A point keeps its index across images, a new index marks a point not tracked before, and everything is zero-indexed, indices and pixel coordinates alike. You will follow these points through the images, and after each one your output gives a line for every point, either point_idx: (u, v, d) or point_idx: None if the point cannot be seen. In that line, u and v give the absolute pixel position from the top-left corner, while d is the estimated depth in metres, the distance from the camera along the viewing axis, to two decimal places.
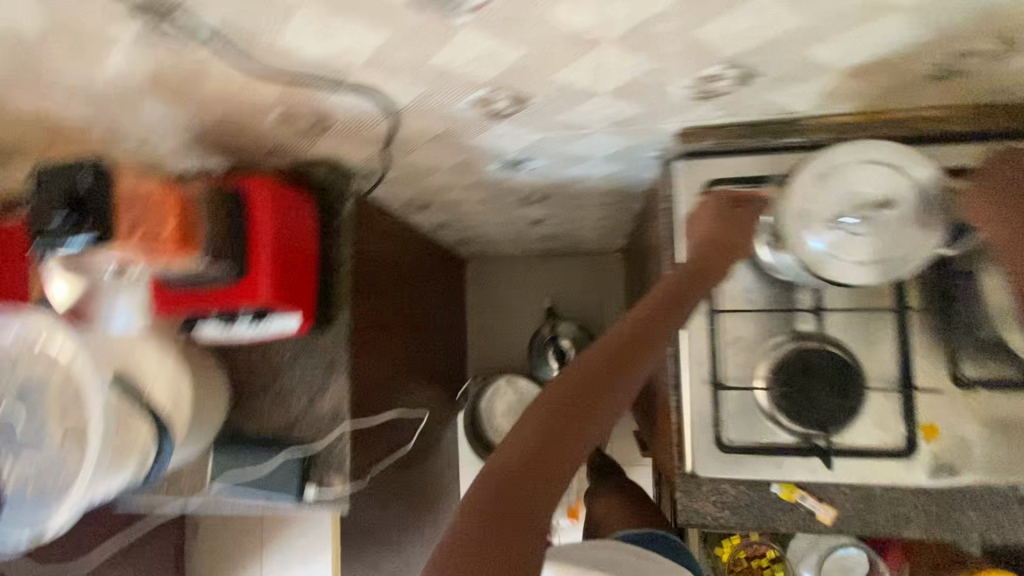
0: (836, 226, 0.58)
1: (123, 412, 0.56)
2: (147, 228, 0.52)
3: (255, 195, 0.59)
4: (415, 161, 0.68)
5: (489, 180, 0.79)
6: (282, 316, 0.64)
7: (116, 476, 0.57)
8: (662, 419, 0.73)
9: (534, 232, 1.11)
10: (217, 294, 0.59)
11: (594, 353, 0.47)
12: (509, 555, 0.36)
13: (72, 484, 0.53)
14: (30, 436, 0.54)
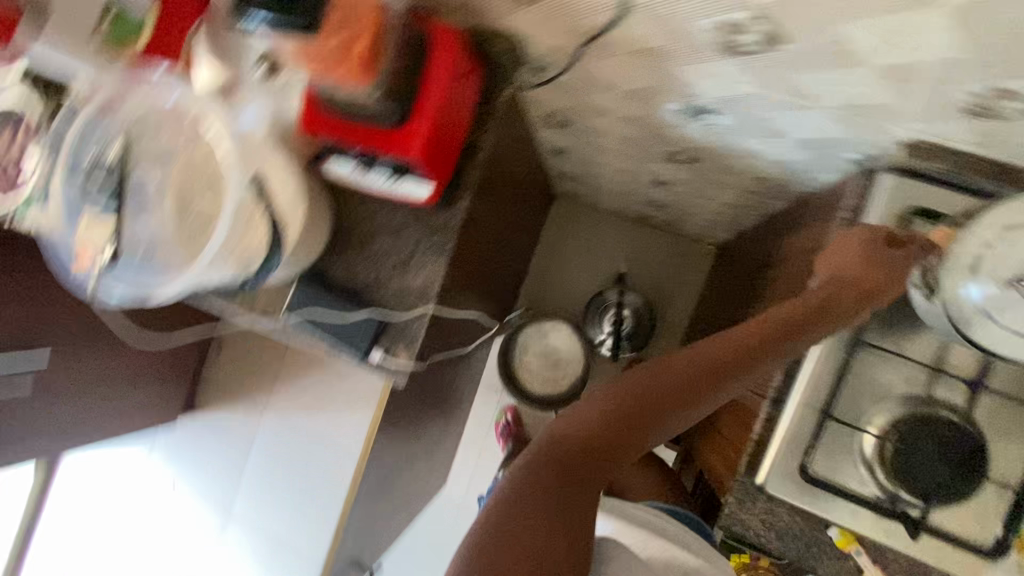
0: (1014, 289, 0.54)
1: (252, 216, 0.65)
2: (345, 38, 0.53)
3: (438, 53, 0.62)
4: (606, 71, 0.71)
5: (659, 121, 0.80)
6: (418, 180, 0.69)
7: (224, 268, 0.66)
8: (741, 432, 0.77)
9: (652, 191, 1.21)
10: (369, 132, 0.63)
11: (646, 397, 0.62)
12: (550, 547, 0.55)
13: (192, 260, 0.65)
14: (162, 203, 0.65)
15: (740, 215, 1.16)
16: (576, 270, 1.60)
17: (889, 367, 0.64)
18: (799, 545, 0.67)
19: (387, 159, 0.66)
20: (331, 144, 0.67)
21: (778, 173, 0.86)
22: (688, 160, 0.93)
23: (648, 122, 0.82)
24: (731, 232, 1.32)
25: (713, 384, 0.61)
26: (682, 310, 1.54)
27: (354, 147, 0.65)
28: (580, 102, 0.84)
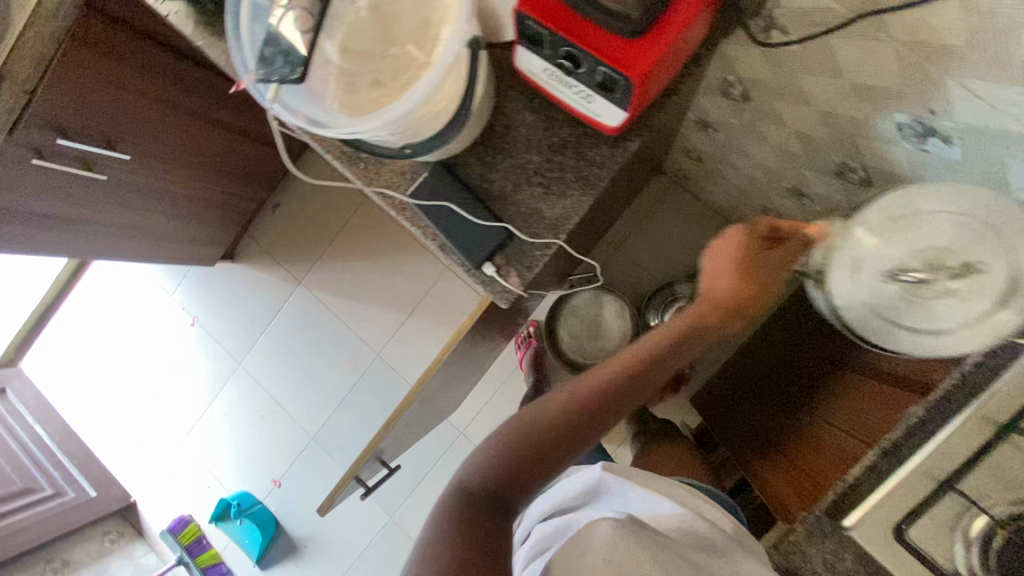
0: (891, 279, 0.65)
1: (454, 83, 0.57)
2: None
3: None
4: (848, 58, 0.64)
5: (866, 128, 0.73)
6: (614, 106, 0.62)
7: (408, 129, 0.59)
8: (826, 475, 0.78)
9: (782, 201, 1.14)
10: (596, 35, 0.56)
11: (552, 415, 0.64)
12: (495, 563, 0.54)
13: (375, 111, 0.56)
14: (356, 29, 0.56)
15: None
16: (654, 250, 1.55)
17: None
18: None
19: (598, 72, 0.58)
20: (542, 34, 0.59)
21: None
22: (857, 182, 0.87)
23: (849, 128, 0.75)
24: None
25: (615, 402, 0.66)
26: None
27: (569, 45, 0.58)
28: (783, 82, 0.77)
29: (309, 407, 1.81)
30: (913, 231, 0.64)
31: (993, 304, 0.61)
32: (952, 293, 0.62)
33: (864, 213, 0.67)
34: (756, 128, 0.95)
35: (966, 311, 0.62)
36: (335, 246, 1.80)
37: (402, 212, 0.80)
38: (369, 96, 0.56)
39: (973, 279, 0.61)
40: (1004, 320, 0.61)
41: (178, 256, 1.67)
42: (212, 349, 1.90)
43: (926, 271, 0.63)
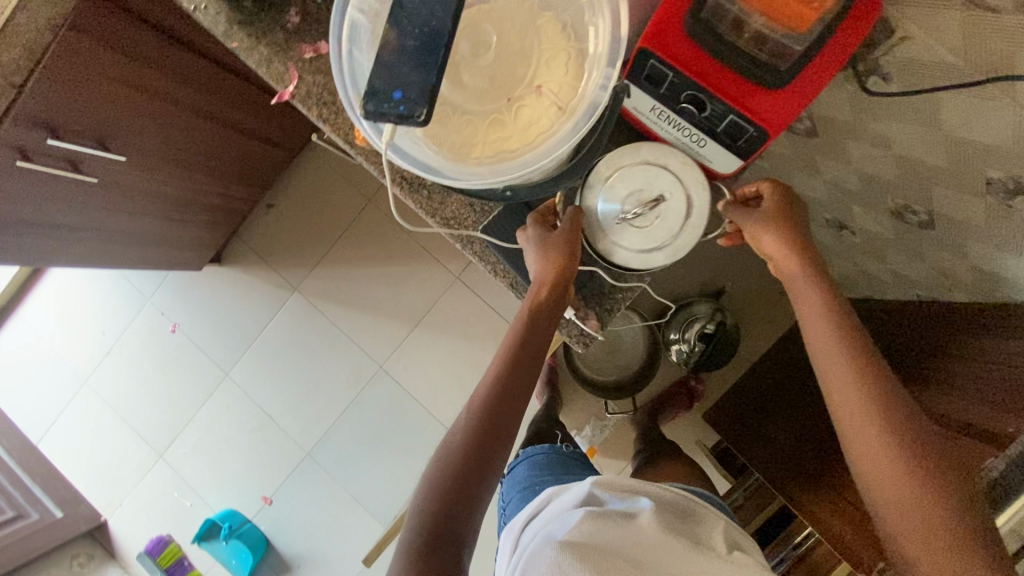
0: (621, 219, 0.62)
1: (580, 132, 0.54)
2: None
3: (861, 16, 0.49)
4: (953, 109, 0.64)
5: (946, 177, 0.73)
6: (728, 152, 0.59)
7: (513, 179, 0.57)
8: None
9: (815, 226, 1.15)
10: (730, 80, 0.54)
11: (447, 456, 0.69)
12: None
13: (488, 158, 0.53)
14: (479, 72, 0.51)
15: (887, 288, 1.12)
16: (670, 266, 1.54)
17: None
18: None
19: (723, 117, 0.56)
20: (666, 73, 0.56)
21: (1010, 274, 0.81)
22: (913, 222, 0.88)
23: (929, 174, 0.75)
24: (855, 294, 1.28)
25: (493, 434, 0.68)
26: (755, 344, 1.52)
27: (698, 87, 0.55)
28: (864, 123, 0.76)
29: (303, 421, 1.72)
30: (635, 175, 0.62)
31: (684, 222, 0.61)
32: (662, 220, 0.62)
33: (590, 177, 0.63)
34: (811, 161, 0.94)
35: (676, 230, 0.62)
36: (333, 253, 1.70)
37: (467, 245, 0.73)
38: (481, 140, 0.53)
39: (667, 208, 0.61)
40: (692, 236, 0.62)
41: (161, 261, 1.53)
42: (194, 358, 1.77)
43: (639, 208, 0.61)
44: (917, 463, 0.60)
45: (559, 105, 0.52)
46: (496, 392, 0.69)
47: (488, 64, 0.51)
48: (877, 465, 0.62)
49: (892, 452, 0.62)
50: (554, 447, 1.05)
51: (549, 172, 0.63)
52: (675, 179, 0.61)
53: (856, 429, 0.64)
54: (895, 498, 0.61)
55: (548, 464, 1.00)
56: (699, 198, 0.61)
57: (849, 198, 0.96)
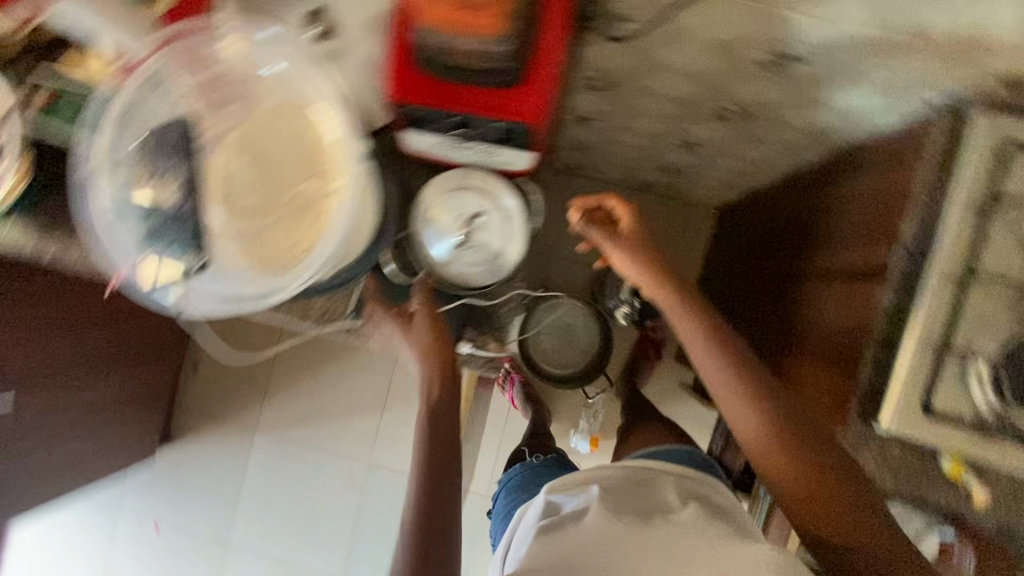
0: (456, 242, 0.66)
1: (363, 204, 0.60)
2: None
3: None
4: (692, 24, 0.69)
5: (728, 74, 0.79)
6: (518, 150, 0.62)
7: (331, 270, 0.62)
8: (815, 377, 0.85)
9: (671, 155, 1.22)
10: (479, 96, 0.57)
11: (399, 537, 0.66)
12: None
13: (292, 263, 0.59)
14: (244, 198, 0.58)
15: (759, 174, 1.18)
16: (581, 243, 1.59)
17: (995, 300, 0.66)
18: (917, 479, 0.71)
19: (492, 127, 0.59)
20: (424, 113, 0.58)
21: (828, 126, 0.88)
22: (736, 118, 0.93)
23: (717, 77, 0.81)
24: (742, 192, 1.34)
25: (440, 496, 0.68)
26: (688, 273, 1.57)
27: (457, 115, 0.58)
28: (640, 62, 0.82)
29: (321, 551, 1.66)
30: (450, 199, 0.65)
31: (509, 221, 0.66)
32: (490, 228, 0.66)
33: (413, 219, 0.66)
34: (630, 106, 0.99)
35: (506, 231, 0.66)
36: (278, 382, 1.66)
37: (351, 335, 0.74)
38: (276, 251, 0.59)
39: (489, 229, 0.65)
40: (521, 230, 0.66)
41: (107, 471, 1.47)
42: (189, 544, 1.69)
43: (465, 226, 0.65)
44: (804, 444, 0.72)
45: (326, 192, 0.58)
46: (428, 456, 0.69)
47: (253, 188, 0.58)
48: (777, 449, 0.73)
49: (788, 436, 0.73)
50: (521, 464, 1.05)
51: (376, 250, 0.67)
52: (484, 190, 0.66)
53: (755, 421, 0.75)
54: (794, 477, 0.72)
55: (522, 482, 1.00)
56: (512, 210, 0.65)
57: (679, 123, 1.02)
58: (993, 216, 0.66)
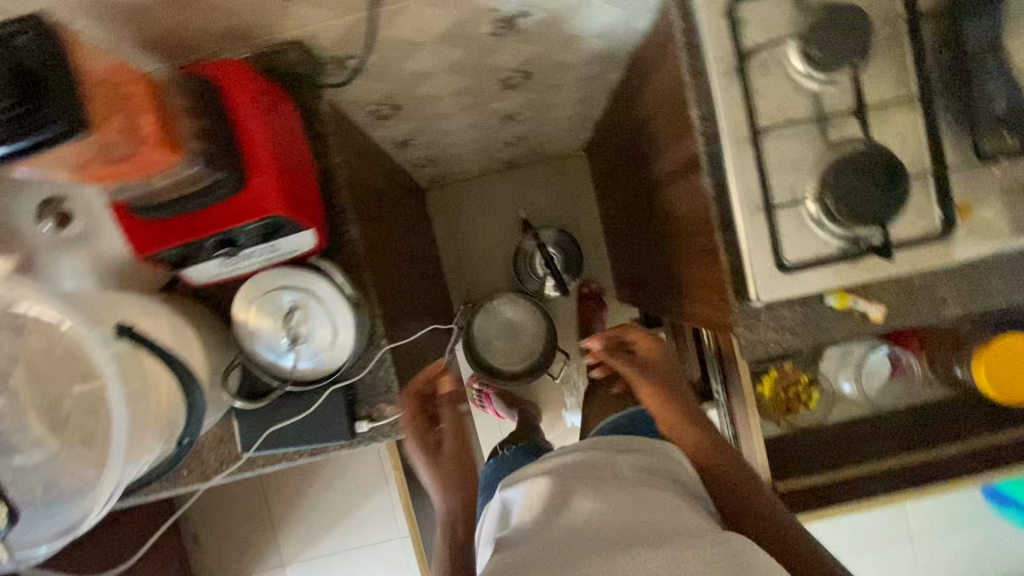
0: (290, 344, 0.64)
1: (138, 371, 0.52)
2: (127, 127, 0.45)
3: (231, 87, 0.55)
4: (404, 33, 0.68)
5: (478, 52, 0.78)
6: (294, 234, 0.61)
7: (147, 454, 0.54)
8: (698, 272, 0.86)
9: (505, 131, 1.22)
10: (217, 208, 0.55)
11: None
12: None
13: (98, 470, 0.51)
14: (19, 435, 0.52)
15: (589, 107, 1.19)
16: (485, 240, 1.60)
17: (793, 141, 0.67)
18: (813, 325, 0.72)
19: (250, 231, 0.57)
20: (182, 250, 0.57)
21: (602, 46, 0.88)
22: (522, 78, 0.94)
23: (472, 60, 0.80)
24: (592, 126, 1.35)
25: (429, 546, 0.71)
26: (592, 218, 1.58)
27: (209, 235, 0.56)
28: (398, 80, 0.81)
29: None
30: (263, 305, 0.63)
31: (331, 303, 0.64)
32: (317, 318, 0.64)
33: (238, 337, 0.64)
34: (431, 113, 0.99)
35: (334, 315, 0.64)
36: None
37: (255, 464, 0.73)
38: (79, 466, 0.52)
39: (314, 316, 0.64)
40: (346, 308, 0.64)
41: None
42: None
43: (288, 326, 0.63)
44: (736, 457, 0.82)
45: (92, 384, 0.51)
46: None
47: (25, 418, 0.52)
48: (718, 459, 0.82)
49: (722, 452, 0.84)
50: (496, 459, 1.08)
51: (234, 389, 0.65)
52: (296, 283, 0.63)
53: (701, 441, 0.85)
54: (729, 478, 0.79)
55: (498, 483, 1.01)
56: (333, 293, 0.63)
57: (483, 105, 1.02)
58: (753, 69, 0.66)
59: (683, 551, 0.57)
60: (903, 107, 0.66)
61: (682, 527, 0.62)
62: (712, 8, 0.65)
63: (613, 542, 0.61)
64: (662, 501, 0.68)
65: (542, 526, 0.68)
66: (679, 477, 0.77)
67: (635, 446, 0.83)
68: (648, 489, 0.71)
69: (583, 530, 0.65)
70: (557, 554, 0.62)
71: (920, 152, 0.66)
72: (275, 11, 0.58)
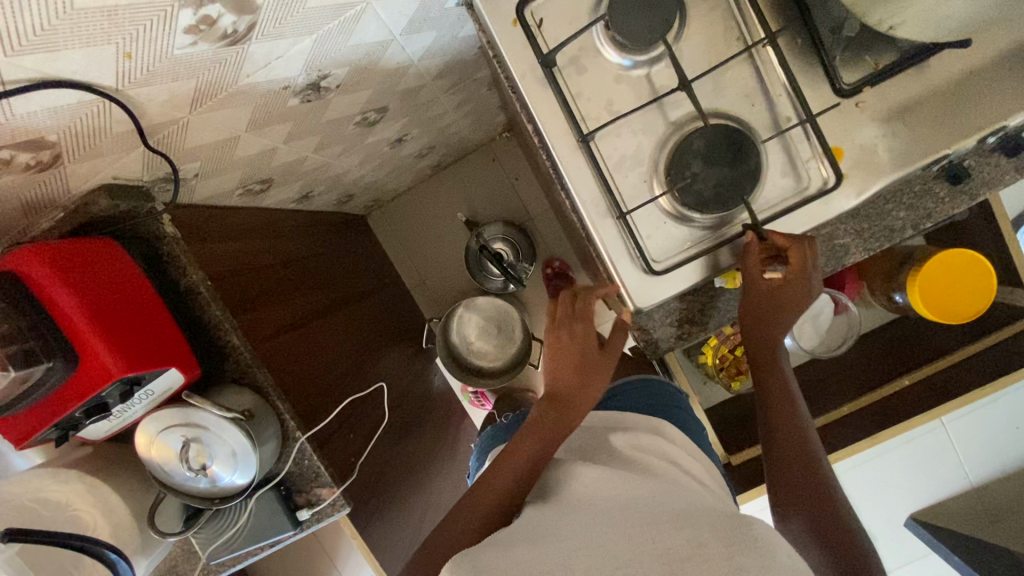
0: (202, 472, 0.67)
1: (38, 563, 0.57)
2: None
3: (31, 271, 0.55)
4: (208, 140, 0.64)
5: (306, 117, 0.74)
6: (160, 376, 0.63)
7: None
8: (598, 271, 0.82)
9: (407, 148, 1.17)
10: (67, 386, 0.57)
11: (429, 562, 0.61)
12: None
13: None
14: None
15: (480, 100, 1.13)
16: (438, 247, 1.57)
17: (626, 134, 0.61)
18: (710, 311, 0.68)
19: (110, 396, 0.59)
20: (56, 429, 0.60)
21: (441, 59, 0.83)
22: (380, 112, 0.89)
23: (305, 125, 0.76)
24: (499, 111, 1.27)
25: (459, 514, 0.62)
26: (535, 197, 1.51)
27: (74, 410, 0.58)
28: (247, 169, 0.79)
29: None
30: (163, 444, 0.65)
31: (225, 422, 0.66)
32: (220, 440, 0.67)
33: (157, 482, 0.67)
34: (312, 170, 0.96)
35: (234, 436, 0.67)
36: None
37: (222, 565, 0.78)
38: None
39: (211, 443, 0.67)
40: (237, 429, 0.67)
41: None
42: None
43: (191, 457, 0.66)
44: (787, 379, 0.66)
45: None
46: None
47: None
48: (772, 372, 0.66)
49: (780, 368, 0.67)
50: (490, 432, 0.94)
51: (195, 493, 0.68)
52: (186, 420, 0.66)
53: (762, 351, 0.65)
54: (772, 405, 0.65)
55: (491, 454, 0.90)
56: (216, 418, 0.66)
57: (358, 143, 0.97)
58: (566, 71, 0.61)
59: (703, 533, 0.44)
60: (740, 66, 0.60)
61: (699, 507, 0.49)
62: (504, 19, 0.60)
63: (636, 515, 0.47)
64: (662, 481, 0.54)
65: (550, 504, 0.54)
66: (677, 459, 0.61)
67: (624, 424, 0.67)
68: (648, 467, 0.57)
69: (605, 503, 0.50)
70: (571, 529, 0.48)
71: (771, 106, 0.59)
72: (56, 178, 0.56)
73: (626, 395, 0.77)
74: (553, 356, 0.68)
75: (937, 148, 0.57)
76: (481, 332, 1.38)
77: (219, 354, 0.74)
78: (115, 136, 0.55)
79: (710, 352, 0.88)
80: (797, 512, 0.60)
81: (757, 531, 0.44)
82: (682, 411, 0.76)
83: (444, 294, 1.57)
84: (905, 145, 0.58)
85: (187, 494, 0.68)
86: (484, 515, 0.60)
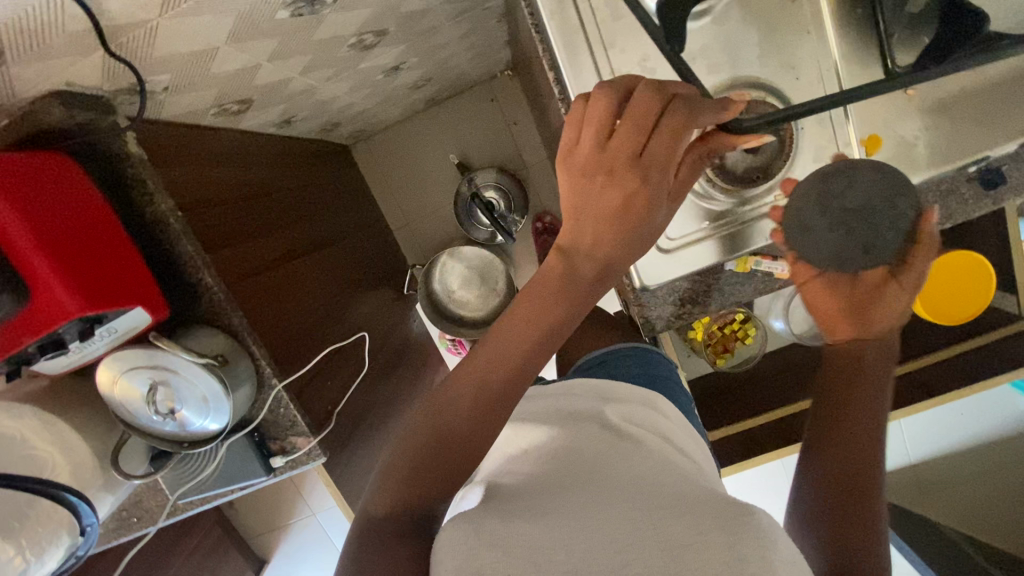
0: (168, 415, 0.63)
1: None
2: None
3: None
4: (180, 52, 0.56)
5: (293, 33, 0.64)
6: (123, 315, 0.57)
7: (53, 546, 0.60)
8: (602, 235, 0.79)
9: (402, 79, 1.07)
10: (18, 322, 0.51)
11: (379, 496, 0.47)
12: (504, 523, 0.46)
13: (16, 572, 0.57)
14: None
15: (487, 32, 1.03)
16: (425, 188, 1.49)
17: None
18: (715, 293, 0.66)
19: (68, 334, 0.54)
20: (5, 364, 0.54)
21: None
22: (377, 37, 0.79)
23: (295, 42, 0.67)
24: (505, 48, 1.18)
25: (426, 438, 0.47)
26: (533, 145, 1.43)
27: (26, 344, 0.52)
28: (225, 89, 0.70)
29: None
30: (132, 378, 0.61)
31: (195, 366, 0.62)
32: (190, 380, 0.63)
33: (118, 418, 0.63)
34: (296, 94, 0.87)
35: (204, 385, 0.63)
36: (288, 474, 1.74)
37: (191, 505, 0.77)
38: None
39: (179, 387, 0.63)
40: (207, 375, 0.63)
41: None
42: None
43: (152, 398, 0.61)
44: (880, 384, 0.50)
45: None
46: None
47: None
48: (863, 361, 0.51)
49: (877, 367, 0.51)
50: None
51: (156, 435, 0.65)
52: (153, 362, 0.61)
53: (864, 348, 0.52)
54: (838, 389, 0.51)
55: None
56: (186, 363, 0.62)
57: (351, 68, 0.87)
58: (602, 19, 0.55)
59: (700, 517, 0.41)
60: (790, 32, 0.54)
61: (700, 489, 0.47)
62: None
63: (635, 502, 0.44)
64: (660, 459, 0.53)
65: (551, 467, 0.52)
66: (668, 434, 0.59)
67: (617, 394, 0.65)
68: (647, 446, 0.54)
69: (607, 476, 0.48)
70: (571, 506, 0.45)
71: (816, 82, 0.55)
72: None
73: (615, 364, 0.76)
74: (585, 206, 0.45)
75: (970, 150, 0.56)
76: (467, 280, 1.33)
77: (190, 293, 0.68)
78: (69, 34, 0.46)
79: (700, 329, 0.88)
80: (819, 517, 0.46)
81: (762, 521, 0.41)
82: (671, 382, 0.75)
83: (428, 238, 1.51)
84: (942, 143, 0.56)
85: (147, 435, 0.64)
86: (448, 429, 0.47)
